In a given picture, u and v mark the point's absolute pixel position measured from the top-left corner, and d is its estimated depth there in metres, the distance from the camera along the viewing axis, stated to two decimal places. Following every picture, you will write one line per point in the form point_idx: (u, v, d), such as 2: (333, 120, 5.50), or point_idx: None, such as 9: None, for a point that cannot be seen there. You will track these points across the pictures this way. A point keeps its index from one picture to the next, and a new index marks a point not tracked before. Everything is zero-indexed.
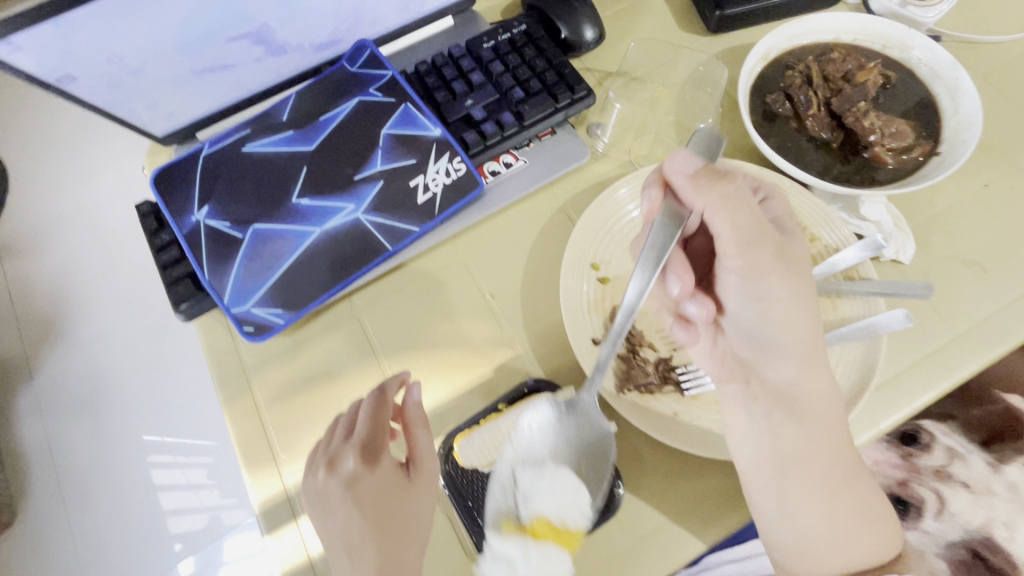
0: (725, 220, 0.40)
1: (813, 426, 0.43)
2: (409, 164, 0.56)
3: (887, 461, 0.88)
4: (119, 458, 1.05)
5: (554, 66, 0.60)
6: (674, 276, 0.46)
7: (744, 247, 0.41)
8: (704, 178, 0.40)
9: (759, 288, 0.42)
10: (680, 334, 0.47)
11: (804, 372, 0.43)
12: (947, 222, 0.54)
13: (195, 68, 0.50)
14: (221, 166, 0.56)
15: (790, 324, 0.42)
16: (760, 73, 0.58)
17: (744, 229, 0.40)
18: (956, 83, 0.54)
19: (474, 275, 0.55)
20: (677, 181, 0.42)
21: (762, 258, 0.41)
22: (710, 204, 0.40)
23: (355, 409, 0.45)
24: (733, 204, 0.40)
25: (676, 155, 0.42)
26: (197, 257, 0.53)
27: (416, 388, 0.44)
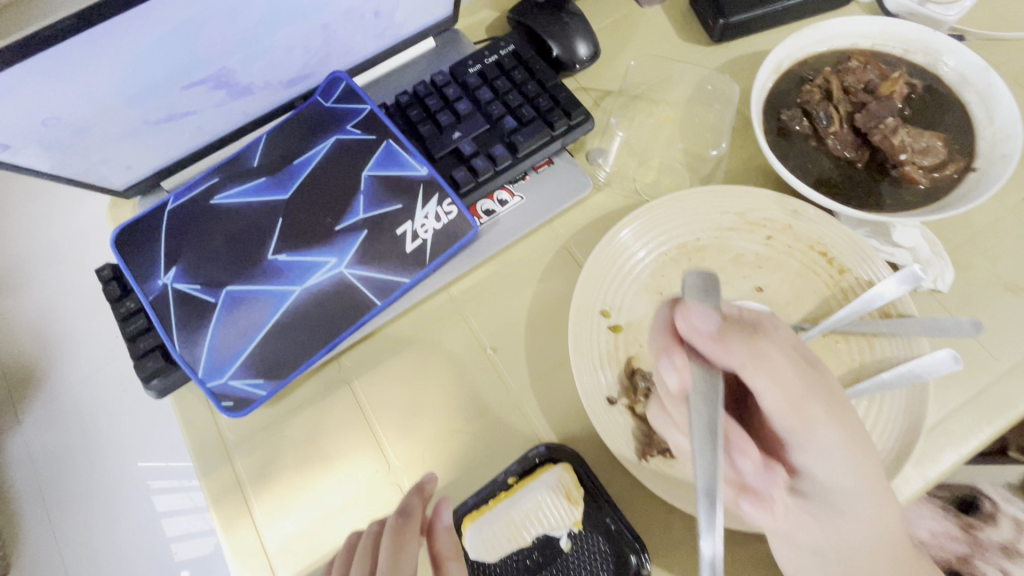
0: (767, 380, 0.34)
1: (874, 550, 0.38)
2: (395, 209, 0.51)
3: (946, 535, 0.80)
4: (116, 436, 0.80)
5: (547, 89, 0.55)
6: (738, 448, 0.34)
7: (796, 403, 0.34)
8: (731, 335, 0.33)
9: (818, 445, 0.35)
10: (753, 513, 0.36)
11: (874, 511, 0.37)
12: (986, 242, 0.50)
13: (148, 119, 0.45)
14: (188, 221, 0.51)
15: (855, 473, 0.36)
16: (773, 87, 0.53)
17: (791, 386, 0.34)
18: (989, 90, 0.50)
19: (474, 327, 0.50)
20: (702, 345, 0.33)
21: (820, 411, 0.35)
22: (745, 365, 0.33)
23: (376, 533, 0.38)
24: (768, 362, 0.34)
25: (689, 309, 0.33)
26: (166, 326, 0.47)
27: (449, 506, 0.38)
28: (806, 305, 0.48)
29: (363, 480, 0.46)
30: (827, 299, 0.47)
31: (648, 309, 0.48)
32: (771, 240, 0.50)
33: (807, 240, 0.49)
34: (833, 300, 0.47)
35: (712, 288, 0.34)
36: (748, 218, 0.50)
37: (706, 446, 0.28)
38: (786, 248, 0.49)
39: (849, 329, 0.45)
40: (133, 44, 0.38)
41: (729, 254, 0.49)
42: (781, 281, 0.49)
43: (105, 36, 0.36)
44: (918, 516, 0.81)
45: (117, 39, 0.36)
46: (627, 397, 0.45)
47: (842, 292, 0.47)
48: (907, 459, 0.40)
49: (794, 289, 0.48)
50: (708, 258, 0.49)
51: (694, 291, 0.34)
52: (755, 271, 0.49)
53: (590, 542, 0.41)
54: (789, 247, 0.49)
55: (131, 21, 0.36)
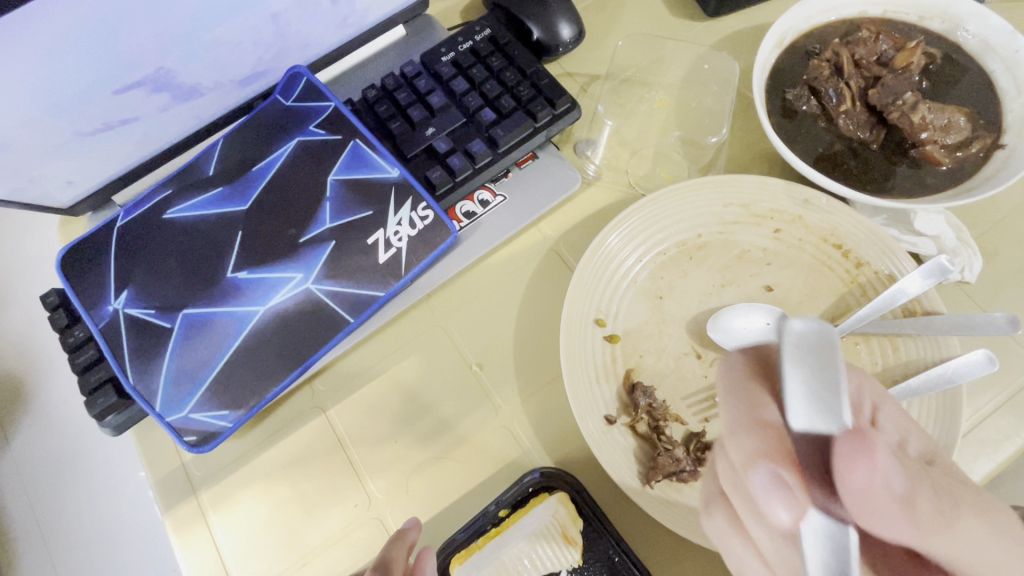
0: (950, 552, 0.23)
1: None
2: (365, 216, 0.46)
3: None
4: (103, 448, 0.70)
5: (528, 77, 0.50)
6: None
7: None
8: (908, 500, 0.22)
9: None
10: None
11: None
12: (1015, 226, 0.45)
13: (80, 130, 0.40)
14: (139, 239, 0.46)
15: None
16: (776, 63, 0.48)
17: (989, 561, 0.23)
18: (1016, 57, 0.45)
19: (457, 342, 0.46)
20: (873, 515, 0.21)
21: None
22: (922, 537, 0.22)
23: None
24: (955, 533, 0.22)
25: (871, 459, 0.20)
26: (117, 356, 0.43)
27: (431, 551, 0.35)
28: (820, 304, 0.43)
29: (342, 516, 0.42)
30: (844, 296, 0.43)
31: (646, 315, 0.43)
32: (779, 233, 0.45)
33: (819, 232, 0.45)
34: (850, 297, 0.43)
35: (823, 349, 0.23)
36: (754, 210, 0.45)
37: None
38: (796, 242, 0.45)
39: (870, 330, 0.41)
40: (45, 46, 0.33)
41: (734, 250, 0.45)
42: (792, 278, 0.44)
43: (9, 36, 0.31)
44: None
45: (24, 41, 0.32)
46: (627, 416, 0.40)
47: (859, 288, 0.43)
48: None
49: (806, 286, 0.44)
50: (711, 256, 0.45)
51: (800, 394, 0.22)
52: (764, 268, 0.44)
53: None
54: (800, 240, 0.45)
55: (37, 17, 0.31)
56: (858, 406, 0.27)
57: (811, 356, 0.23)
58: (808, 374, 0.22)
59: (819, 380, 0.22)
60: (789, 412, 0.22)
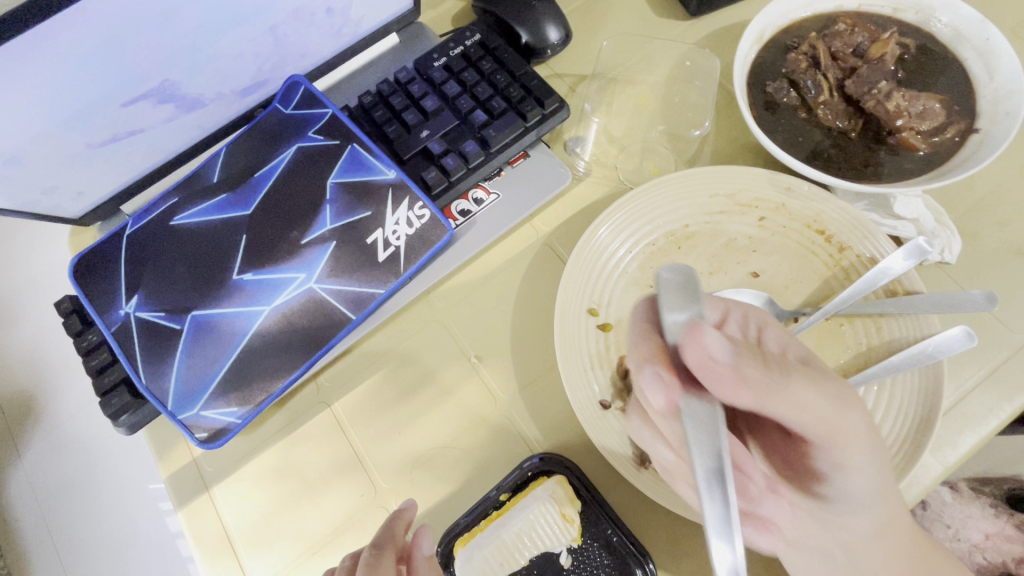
0: (788, 406, 0.29)
1: (889, 542, 0.35)
2: (364, 218, 0.48)
3: (999, 536, 0.73)
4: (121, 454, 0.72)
5: (518, 78, 0.52)
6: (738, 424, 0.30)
7: (825, 423, 0.30)
8: (744, 364, 0.27)
9: (844, 455, 0.32)
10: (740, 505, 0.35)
11: (886, 505, 0.34)
12: (993, 208, 0.47)
13: (90, 142, 0.42)
14: (147, 246, 0.48)
15: (872, 476, 0.32)
16: (757, 58, 0.50)
17: (818, 413, 0.30)
18: (987, 44, 0.46)
19: (456, 336, 0.48)
20: (718, 381, 0.26)
21: (853, 424, 0.31)
22: (763, 398, 0.28)
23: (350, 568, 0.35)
24: (788, 393, 0.28)
25: (702, 337, 0.26)
26: (129, 358, 0.44)
27: (427, 530, 0.36)
28: (805, 289, 0.45)
29: (349, 506, 0.43)
30: (828, 279, 0.44)
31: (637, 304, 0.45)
32: (764, 221, 0.46)
33: (803, 219, 0.46)
34: (834, 280, 0.44)
35: (687, 279, 0.29)
36: (739, 199, 0.47)
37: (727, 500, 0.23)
38: (781, 229, 0.46)
39: (853, 311, 0.43)
40: (56, 62, 0.35)
41: (721, 239, 0.46)
42: (777, 264, 0.46)
43: (24, 51, 0.33)
44: (964, 520, 0.74)
45: (37, 58, 0.34)
46: (621, 401, 0.42)
47: (843, 271, 0.44)
48: (924, 448, 0.37)
49: (791, 271, 0.45)
50: (698, 245, 0.46)
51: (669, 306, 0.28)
52: (750, 255, 0.46)
53: (591, 558, 0.38)
54: (784, 227, 0.46)
55: (50, 34, 0.33)
56: (745, 329, 0.33)
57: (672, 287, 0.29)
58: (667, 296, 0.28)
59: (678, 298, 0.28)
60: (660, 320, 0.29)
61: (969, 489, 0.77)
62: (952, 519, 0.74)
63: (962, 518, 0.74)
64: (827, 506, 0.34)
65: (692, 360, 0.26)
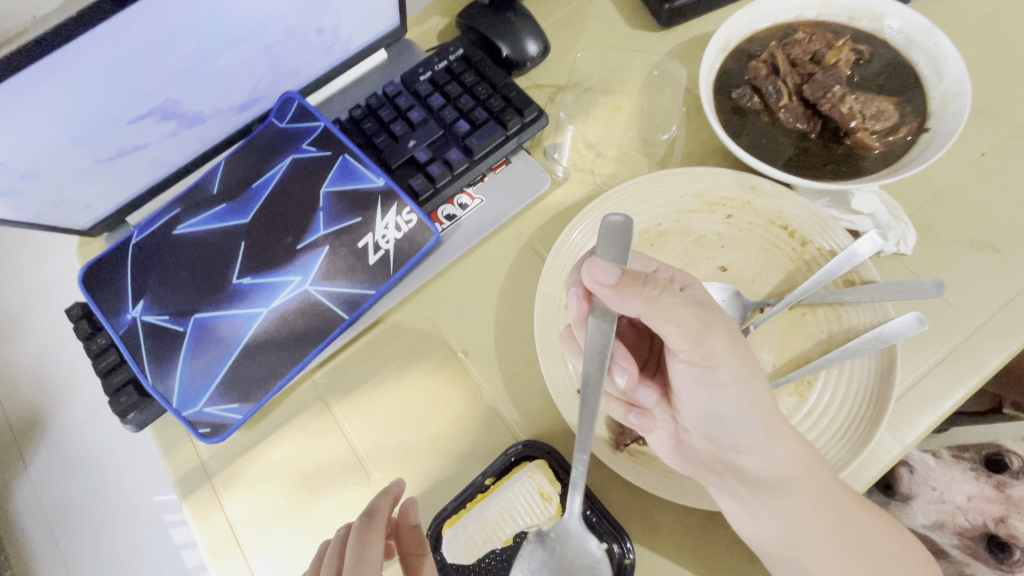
0: (665, 321, 0.36)
1: (800, 484, 0.38)
2: (355, 223, 0.51)
3: (979, 497, 0.75)
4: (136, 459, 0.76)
5: (498, 90, 0.55)
6: (620, 364, 0.42)
7: (691, 339, 0.36)
8: (629, 285, 0.35)
9: (716, 374, 0.37)
10: (638, 423, 0.41)
11: (773, 441, 0.37)
12: (947, 201, 0.50)
13: (99, 157, 0.45)
14: (152, 254, 0.51)
15: (746, 399, 0.37)
16: (722, 66, 0.53)
17: (688, 327, 0.36)
18: (935, 49, 0.49)
19: (443, 332, 0.50)
20: (602, 291, 0.36)
21: (716, 344, 0.36)
22: (644, 311, 0.35)
23: (343, 537, 0.38)
24: (667, 311, 0.35)
25: (592, 264, 0.36)
26: (136, 359, 0.47)
27: (413, 499, 0.40)
28: (770, 281, 0.48)
29: (344, 493, 0.46)
30: (792, 272, 0.47)
31: None
32: (732, 219, 0.49)
33: (768, 216, 0.49)
34: (797, 272, 0.47)
35: (621, 231, 0.40)
36: (708, 198, 0.50)
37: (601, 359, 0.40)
38: (747, 225, 0.49)
39: (814, 301, 0.45)
40: (67, 85, 0.38)
41: (691, 236, 0.49)
42: (744, 258, 0.48)
43: (40, 77, 0.36)
44: (948, 483, 0.76)
45: (51, 82, 0.37)
46: None
47: (805, 264, 0.47)
48: (880, 423, 0.40)
49: (757, 264, 0.48)
50: (670, 242, 0.49)
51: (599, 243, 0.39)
52: (718, 250, 0.49)
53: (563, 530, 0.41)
54: (750, 224, 0.49)
55: (64, 60, 0.36)
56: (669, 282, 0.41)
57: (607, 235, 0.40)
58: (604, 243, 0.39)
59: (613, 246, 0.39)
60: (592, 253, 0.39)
61: (950, 455, 0.78)
62: (937, 482, 0.76)
63: (946, 482, 0.76)
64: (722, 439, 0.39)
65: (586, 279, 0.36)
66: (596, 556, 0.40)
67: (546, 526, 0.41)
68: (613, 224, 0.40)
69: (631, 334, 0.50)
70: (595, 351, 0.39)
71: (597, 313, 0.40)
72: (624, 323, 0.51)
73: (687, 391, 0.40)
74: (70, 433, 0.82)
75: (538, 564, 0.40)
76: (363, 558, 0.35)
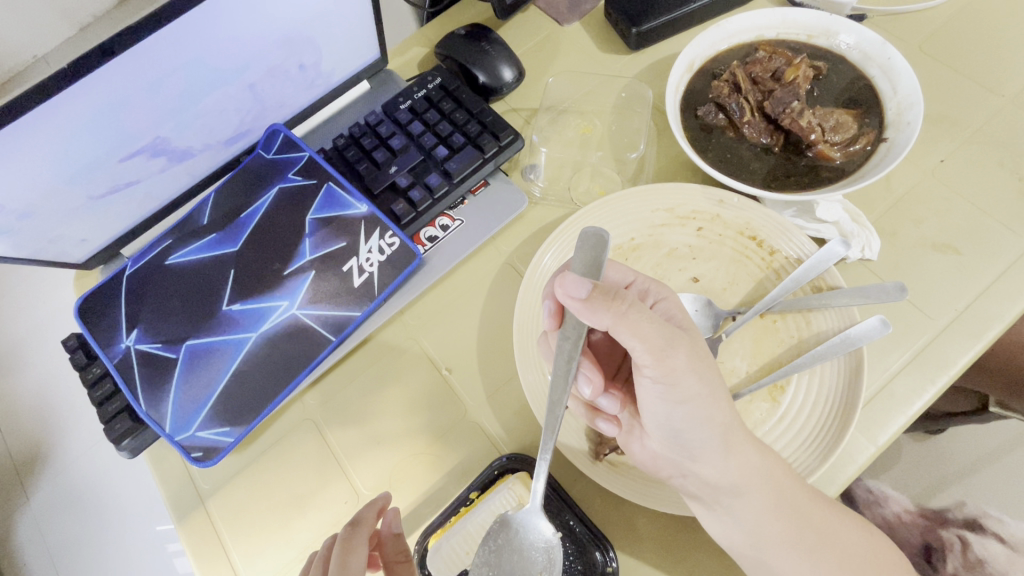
0: (630, 336, 0.37)
1: (757, 491, 0.39)
2: (339, 248, 0.53)
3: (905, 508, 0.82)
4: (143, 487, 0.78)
5: (475, 116, 0.58)
6: (585, 376, 0.43)
7: (655, 356, 0.37)
8: (599, 299, 0.36)
9: (678, 391, 0.38)
10: (607, 428, 0.42)
11: (729, 453, 0.39)
12: (910, 207, 0.52)
13: (93, 194, 0.47)
14: (145, 285, 0.52)
15: (703, 415, 0.38)
16: (688, 86, 0.55)
17: (654, 342, 0.37)
18: (889, 63, 0.52)
19: (427, 350, 0.52)
20: (575, 305, 0.37)
21: (678, 361, 0.37)
22: (612, 325, 0.36)
23: (329, 548, 0.40)
24: (636, 326, 0.36)
25: (565, 278, 0.37)
26: (130, 387, 0.49)
27: (395, 508, 0.42)
28: (741, 290, 0.49)
29: (334, 511, 0.47)
30: (762, 281, 0.49)
31: None
32: (702, 231, 0.51)
33: (736, 227, 0.51)
34: (767, 281, 0.49)
35: (600, 242, 0.39)
36: (679, 212, 0.51)
37: (565, 362, 0.41)
38: (717, 237, 0.51)
39: (784, 308, 0.47)
40: (64, 128, 0.41)
41: (663, 249, 0.51)
42: (715, 268, 0.50)
43: (35, 121, 0.39)
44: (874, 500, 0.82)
45: (47, 127, 0.40)
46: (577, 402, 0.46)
47: (774, 272, 0.49)
48: (849, 426, 0.41)
49: (728, 275, 0.50)
50: (643, 256, 0.51)
51: (579, 253, 0.39)
52: (690, 262, 0.50)
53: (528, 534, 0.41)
54: (720, 235, 0.51)
55: (57, 105, 0.39)
56: (644, 294, 0.43)
57: (585, 245, 0.39)
58: (580, 254, 0.39)
59: (588, 256, 0.39)
60: (571, 261, 0.40)
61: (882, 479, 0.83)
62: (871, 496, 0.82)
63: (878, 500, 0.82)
64: (686, 451, 0.40)
65: (558, 292, 0.38)
66: (549, 539, 0.40)
67: (512, 509, 0.42)
68: (589, 235, 0.39)
69: (604, 343, 0.52)
70: (565, 361, 0.41)
71: (569, 325, 0.41)
72: (599, 334, 0.52)
73: (648, 405, 0.41)
74: (73, 466, 0.83)
75: (494, 544, 0.41)
76: (345, 566, 0.36)
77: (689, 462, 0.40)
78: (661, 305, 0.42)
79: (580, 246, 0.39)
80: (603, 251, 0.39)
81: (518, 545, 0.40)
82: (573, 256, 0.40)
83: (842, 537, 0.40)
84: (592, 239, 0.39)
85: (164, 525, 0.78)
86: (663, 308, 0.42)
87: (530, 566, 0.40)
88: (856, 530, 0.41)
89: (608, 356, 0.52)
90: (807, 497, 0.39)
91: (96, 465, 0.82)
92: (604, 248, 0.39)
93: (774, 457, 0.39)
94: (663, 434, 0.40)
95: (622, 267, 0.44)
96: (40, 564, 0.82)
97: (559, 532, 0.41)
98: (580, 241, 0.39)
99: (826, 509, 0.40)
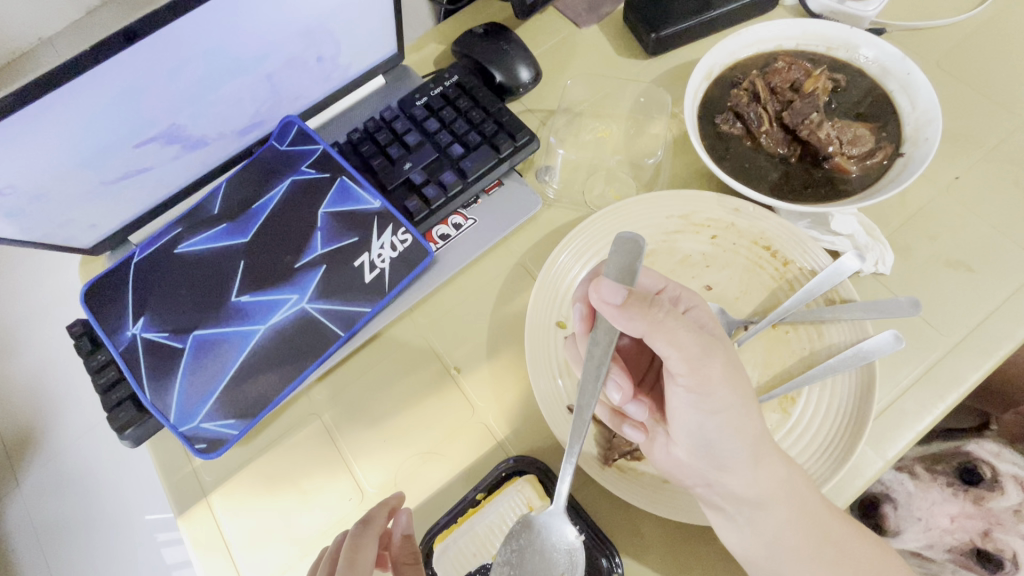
0: (665, 344, 0.36)
1: (778, 503, 0.39)
2: (352, 243, 0.53)
3: (962, 516, 0.75)
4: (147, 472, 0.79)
5: (491, 115, 0.57)
6: (614, 382, 0.43)
7: (689, 364, 0.37)
8: (634, 306, 0.36)
9: (709, 401, 0.38)
10: (633, 434, 0.42)
11: (758, 465, 0.39)
12: (924, 222, 0.52)
13: (106, 179, 0.47)
14: (156, 273, 0.52)
15: (735, 426, 0.38)
16: (707, 93, 0.55)
17: (691, 351, 0.37)
18: (908, 78, 0.52)
19: (437, 348, 0.52)
20: (610, 312, 0.36)
21: (713, 371, 0.37)
22: (647, 332, 0.36)
23: (339, 544, 0.40)
24: (672, 335, 0.36)
25: (600, 284, 0.36)
26: (135, 376, 0.48)
27: (408, 510, 0.41)
28: (754, 299, 0.49)
29: (338, 507, 0.47)
30: (775, 291, 0.49)
31: None
32: (716, 239, 0.51)
33: (750, 236, 0.50)
34: (780, 291, 0.49)
35: (637, 248, 0.38)
36: (693, 219, 0.51)
37: (591, 370, 0.41)
38: (731, 246, 0.50)
39: (797, 319, 0.46)
40: (80, 112, 0.40)
41: (677, 256, 0.51)
42: (729, 277, 0.50)
43: (54, 103, 0.38)
44: (930, 508, 0.75)
45: (67, 110, 0.39)
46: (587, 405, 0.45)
47: (788, 283, 0.49)
48: (860, 439, 0.41)
49: (741, 283, 0.49)
50: (657, 262, 0.50)
51: (614, 260, 0.39)
52: (703, 270, 0.50)
53: (546, 536, 0.41)
54: (734, 245, 0.50)
55: (78, 88, 0.39)
56: (674, 300, 0.42)
57: (620, 249, 0.39)
58: (614, 257, 0.39)
59: (622, 261, 0.38)
60: (605, 266, 0.39)
61: (926, 473, 0.77)
62: (920, 511, 0.76)
63: (928, 508, 0.76)
64: (712, 462, 0.40)
65: (591, 298, 0.37)
66: (571, 541, 0.40)
67: (529, 511, 0.42)
68: (625, 240, 0.38)
69: (631, 349, 0.51)
70: (592, 365, 0.41)
71: (600, 329, 0.41)
72: (626, 339, 0.52)
73: (678, 413, 0.41)
74: (63, 452, 0.82)
75: (516, 544, 0.40)
76: (354, 563, 0.36)
77: (713, 472, 0.40)
78: (691, 313, 0.42)
79: (616, 250, 0.39)
80: (639, 259, 0.38)
81: (541, 547, 0.40)
82: (608, 260, 0.39)
83: (856, 551, 0.40)
84: (627, 245, 0.38)
85: (155, 513, 0.78)
86: (693, 315, 0.41)
87: (551, 567, 0.40)
88: (869, 546, 0.41)
89: (634, 362, 0.51)
90: (821, 507, 0.39)
91: (93, 451, 0.81)
92: (639, 255, 0.38)
93: (797, 470, 0.39)
94: (691, 443, 0.40)
95: (652, 273, 0.43)
96: (28, 549, 0.81)
97: (579, 535, 0.41)
98: (615, 245, 0.39)
99: (838, 523, 0.40)
